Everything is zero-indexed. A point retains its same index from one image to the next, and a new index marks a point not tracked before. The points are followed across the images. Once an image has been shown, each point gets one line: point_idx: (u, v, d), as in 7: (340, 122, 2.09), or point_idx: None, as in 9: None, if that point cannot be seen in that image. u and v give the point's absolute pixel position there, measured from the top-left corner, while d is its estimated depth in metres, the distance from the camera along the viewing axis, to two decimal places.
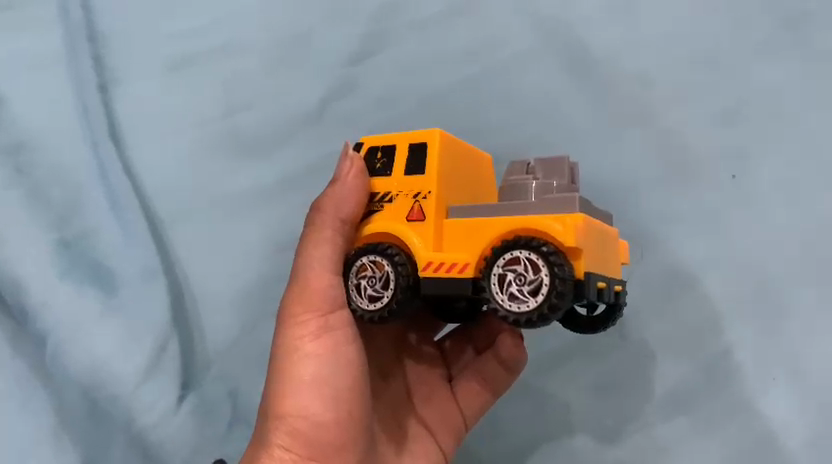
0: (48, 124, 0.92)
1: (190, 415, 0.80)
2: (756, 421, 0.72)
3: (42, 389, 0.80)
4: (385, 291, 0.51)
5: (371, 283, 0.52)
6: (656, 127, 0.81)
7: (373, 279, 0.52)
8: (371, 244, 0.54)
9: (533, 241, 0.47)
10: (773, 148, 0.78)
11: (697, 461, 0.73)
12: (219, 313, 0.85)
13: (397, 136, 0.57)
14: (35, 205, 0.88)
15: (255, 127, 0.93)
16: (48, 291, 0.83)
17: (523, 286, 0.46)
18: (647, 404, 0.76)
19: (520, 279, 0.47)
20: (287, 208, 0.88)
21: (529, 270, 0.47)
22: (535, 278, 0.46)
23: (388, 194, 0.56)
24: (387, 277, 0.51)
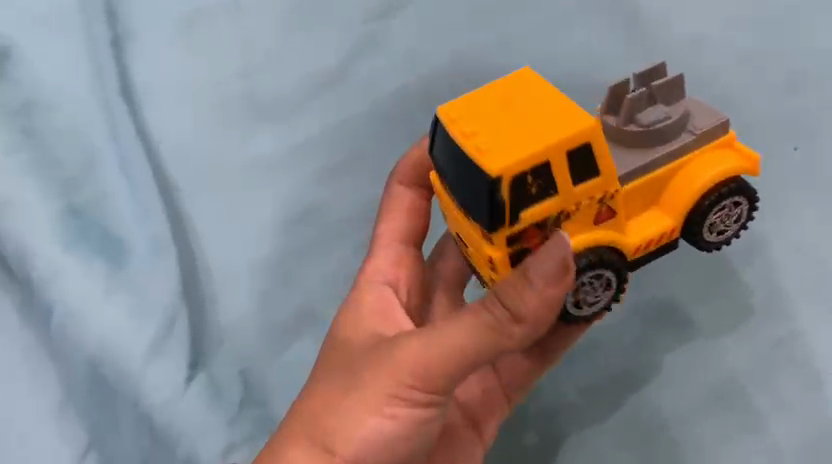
0: (58, 83, 0.87)
1: (198, 397, 0.76)
2: (797, 404, 0.71)
3: (48, 364, 0.76)
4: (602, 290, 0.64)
5: (591, 290, 0.63)
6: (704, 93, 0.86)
7: (590, 289, 0.63)
8: (586, 256, 0.60)
9: (732, 190, 0.63)
10: (814, 118, 0.83)
11: None
12: (231, 288, 0.81)
13: (549, 149, 0.54)
14: (41, 169, 0.83)
15: (272, 90, 0.89)
16: (57, 261, 0.79)
17: (730, 219, 0.66)
18: (693, 390, 0.73)
19: (726, 216, 0.65)
20: (304, 176, 0.85)
21: (732, 208, 0.65)
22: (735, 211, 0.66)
23: (561, 213, 0.58)
24: (609, 281, 0.62)
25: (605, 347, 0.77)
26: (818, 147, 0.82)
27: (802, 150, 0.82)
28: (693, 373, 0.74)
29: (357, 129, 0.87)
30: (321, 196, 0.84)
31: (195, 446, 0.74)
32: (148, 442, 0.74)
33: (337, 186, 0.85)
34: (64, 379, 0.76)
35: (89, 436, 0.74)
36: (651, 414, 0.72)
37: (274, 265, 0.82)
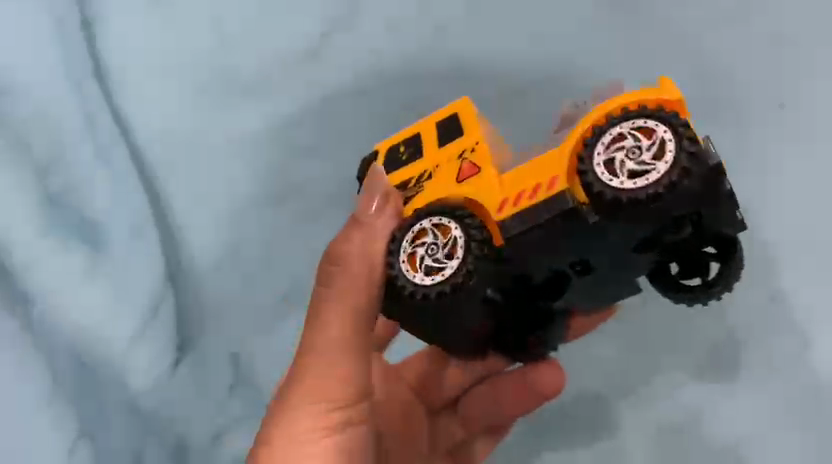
0: (29, 63, 0.84)
1: (186, 380, 0.77)
2: (765, 365, 0.75)
3: (32, 353, 0.74)
4: (656, 163, 0.45)
5: (631, 154, 0.46)
6: (692, 49, 0.84)
7: (634, 150, 0.46)
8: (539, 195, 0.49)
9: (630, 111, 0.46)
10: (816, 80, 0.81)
11: (733, 426, 0.75)
12: (216, 272, 0.81)
13: (414, 127, 0.60)
14: (15, 155, 0.81)
15: (252, 66, 0.87)
16: (37, 248, 0.77)
17: (637, 156, 0.45)
18: (670, 363, 0.78)
19: (633, 149, 0.46)
20: (287, 152, 0.84)
21: (642, 139, 0.45)
22: (651, 142, 0.45)
23: (425, 174, 0.56)
24: (645, 172, 0.45)
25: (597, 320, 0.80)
26: (804, 104, 0.80)
27: (787, 108, 0.81)
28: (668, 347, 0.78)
29: (340, 104, 0.86)
30: (307, 174, 0.84)
31: (186, 429, 0.76)
32: (141, 427, 0.76)
33: (321, 164, 0.84)
34: (49, 368, 0.74)
35: (83, 425, 0.74)
36: (621, 383, 0.79)
37: (263, 244, 0.82)
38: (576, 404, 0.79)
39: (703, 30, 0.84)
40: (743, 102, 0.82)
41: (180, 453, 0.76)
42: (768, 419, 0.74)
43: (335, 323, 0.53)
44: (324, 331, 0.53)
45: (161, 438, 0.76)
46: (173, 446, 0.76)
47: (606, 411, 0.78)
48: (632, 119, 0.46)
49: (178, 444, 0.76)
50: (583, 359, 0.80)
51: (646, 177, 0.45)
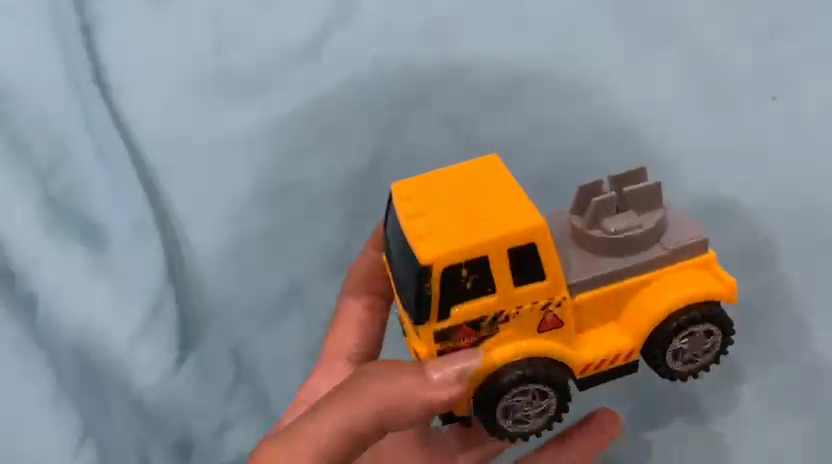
0: (29, 71, 0.87)
1: (190, 377, 0.75)
2: (766, 347, 0.75)
3: (35, 357, 0.75)
4: (531, 417, 0.57)
5: (524, 408, 0.57)
6: (674, 48, 0.91)
7: (526, 407, 0.57)
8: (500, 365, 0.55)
9: (532, 370, 0.55)
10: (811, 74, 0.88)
11: (757, 434, 0.71)
12: (218, 271, 0.80)
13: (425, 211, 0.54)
14: (16, 161, 0.82)
15: (247, 67, 0.90)
16: (39, 251, 0.78)
17: (530, 409, 0.57)
18: None
19: (528, 403, 0.56)
20: (285, 149, 0.86)
21: (536, 396, 0.56)
22: (542, 403, 0.57)
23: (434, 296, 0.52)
24: (543, 408, 0.57)
25: None
26: (795, 96, 0.87)
27: (779, 100, 0.87)
28: None
29: (337, 101, 0.88)
30: (307, 169, 0.85)
31: (189, 426, 0.74)
32: (145, 424, 0.73)
33: (321, 160, 0.85)
34: (53, 369, 0.74)
35: (83, 423, 0.73)
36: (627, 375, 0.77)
37: (265, 239, 0.82)
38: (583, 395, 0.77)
39: (696, 28, 0.92)
40: (735, 95, 0.88)
41: (184, 451, 0.73)
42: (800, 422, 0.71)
43: (324, 447, 0.53)
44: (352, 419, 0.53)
45: (163, 439, 0.73)
46: (176, 444, 0.73)
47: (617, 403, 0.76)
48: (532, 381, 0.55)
49: (180, 443, 0.73)
50: None
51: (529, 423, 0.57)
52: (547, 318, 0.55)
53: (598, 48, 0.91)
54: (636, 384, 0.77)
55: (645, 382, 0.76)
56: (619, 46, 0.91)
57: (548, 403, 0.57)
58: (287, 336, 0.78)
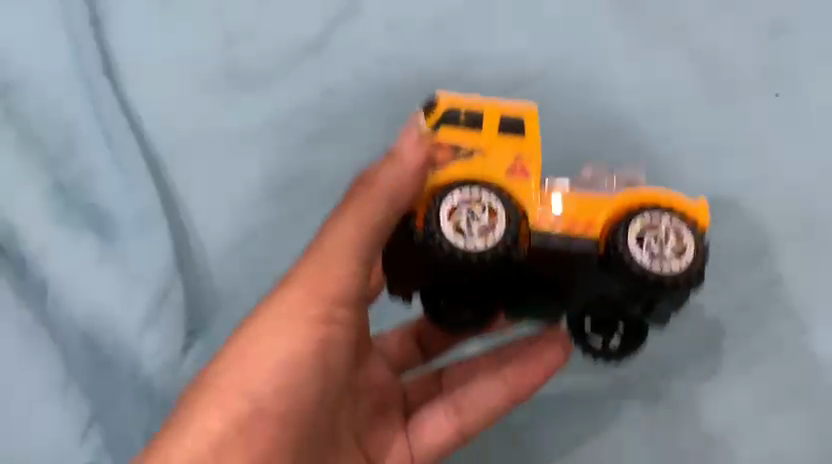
0: (34, 60, 0.87)
1: (198, 365, 0.77)
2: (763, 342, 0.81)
3: (45, 344, 0.76)
4: (468, 233, 0.59)
5: (468, 217, 0.60)
6: (683, 44, 0.90)
7: (470, 215, 0.60)
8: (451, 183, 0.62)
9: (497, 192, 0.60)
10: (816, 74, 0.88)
11: (729, 405, 0.80)
12: (226, 260, 0.82)
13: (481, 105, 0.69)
14: (25, 150, 0.83)
15: (256, 58, 0.90)
16: (47, 238, 0.78)
17: (472, 221, 0.60)
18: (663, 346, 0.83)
19: (471, 216, 0.60)
20: (292, 141, 0.87)
21: (481, 211, 0.60)
22: (481, 217, 0.60)
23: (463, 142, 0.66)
24: (490, 207, 0.60)
25: None
26: (799, 93, 0.88)
27: (782, 96, 0.88)
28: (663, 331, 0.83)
29: (345, 93, 0.89)
30: (312, 164, 0.86)
31: None
32: (153, 409, 0.76)
33: (325, 155, 0.87)
34: (62, 353, 0.76)
35: (93, 409, 0.75)
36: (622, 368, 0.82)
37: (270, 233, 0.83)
38: (584, 385, 0.83)
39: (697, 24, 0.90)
40: (742, 91, 0.88)
41: None
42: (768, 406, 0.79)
43: (333, 288, 0.65)
44: (341, 273, 0.65)
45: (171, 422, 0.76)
46: None
47: (611, 389, 0.82)
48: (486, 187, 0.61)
49: None
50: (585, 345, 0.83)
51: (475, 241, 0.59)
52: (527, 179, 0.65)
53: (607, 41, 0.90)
54: (628, 375, 0.82)
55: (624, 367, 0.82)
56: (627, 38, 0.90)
57: (494, 219, 0.60)
58: None
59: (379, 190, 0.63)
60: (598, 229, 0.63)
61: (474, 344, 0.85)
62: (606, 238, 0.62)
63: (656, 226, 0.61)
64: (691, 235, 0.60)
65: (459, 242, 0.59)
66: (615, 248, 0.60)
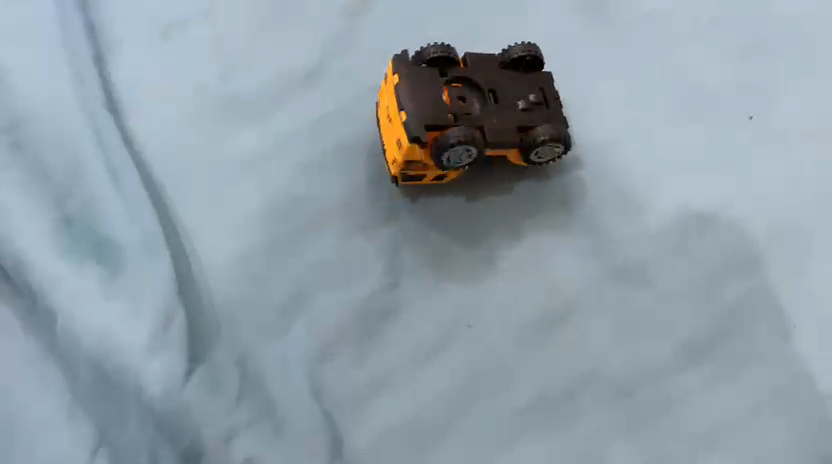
0: (42, 98, 0.93)
1: (201, 385, 0.79)
2: (750, 345, 0.85)
3: (54, 367, 0.79)
4: (465, 156, 0.83)
5: (455, 152, 0.82)
6: (644, 75, 1.01)
7: (456, 151, 0.82)
8: (442, 136, 0.81)
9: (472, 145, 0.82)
10: (771, 99, 0.99)
11: (720, 407, 0.82)
12: (226, 282, 0.85)
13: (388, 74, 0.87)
14: (33, 182, 0.87)
15: (253, 91, 0.97)
16: (57, 268, 0.82)
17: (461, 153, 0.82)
18: (658, 355, 0.84)
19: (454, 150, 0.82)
20: (290, 168, 0.92)
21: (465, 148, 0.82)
22: (471, 151, 0.83)
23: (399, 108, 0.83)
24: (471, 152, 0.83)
25: (581, 316, 0.86)
26: (768, 115, 0.97)
27: (755, 119, 0.97)
28: (655, 338, 0.85)
29: (338, 122, 0.96)
30: (307, 189, 0.91)
31: (202, 431, 0.77)
32: (159, 431, 0.77)
33: (320, 180, 0.92)
34: (71, 380, 0.78)
35: (98, 429, 0.76)
36: (616, 375, 0.83)
37: (269, 255, 0.87)
38: (579, 390, 0.83)
39: (655, 55, 1.02)
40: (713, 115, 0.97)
41: (193, 456, 0.76)
42: (759, 408, 0.82)
43: None
44: None
45: (174, 440, 0.76)
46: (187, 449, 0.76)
47: (606, 397, 0.82)
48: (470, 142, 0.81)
49: (193, 447, 0.76)
50: (578, 347, 0.84)
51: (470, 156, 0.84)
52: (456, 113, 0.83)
53: (579, 71, 1.01)
54: (622, 383, 0.83)
55: (622, 376, 0.83)
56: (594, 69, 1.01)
57: (473, 151, 0.83)
58: (291, 346, 0.83)
59: (409, 62, 0.87)
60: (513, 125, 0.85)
61: (457, 344, 0.84)
62: (507, 63, 0.89)
63: (530, 47, 0.90)
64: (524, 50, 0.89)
65: (474, 92, 0.86)
66: (508, 58, 0.89)
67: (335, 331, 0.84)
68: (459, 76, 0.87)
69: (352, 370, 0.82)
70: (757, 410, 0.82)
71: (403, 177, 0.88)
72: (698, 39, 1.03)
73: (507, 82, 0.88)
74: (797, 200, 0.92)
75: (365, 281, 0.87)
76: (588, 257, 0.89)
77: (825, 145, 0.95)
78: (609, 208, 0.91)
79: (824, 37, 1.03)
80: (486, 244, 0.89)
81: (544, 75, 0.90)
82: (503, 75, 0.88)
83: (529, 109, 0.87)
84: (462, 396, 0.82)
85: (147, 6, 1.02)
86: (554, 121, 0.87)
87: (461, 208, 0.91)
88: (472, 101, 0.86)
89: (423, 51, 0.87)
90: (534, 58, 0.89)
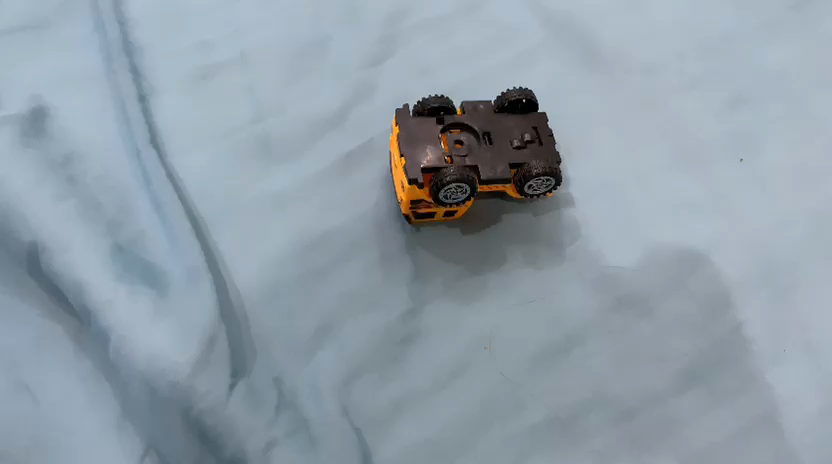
0: (93, 137, 1.02)
1: (242, 402, 0.86)
2: (744, 369, 0.92)
3: (105, 384, 0.86)
4: (462, 194, 0.92)
5: (451, 190, 0.91)
6: (644, 120, 1.10)
7: (451, 190, 0.91)
8: (435, 177, 0.91)
9: (463, 184, 0.90)
10: (759, 144, 1.08)
11: (717, 426, 0.89)
12: (262, 307, 0.93)
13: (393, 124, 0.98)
14: (86, 214, 0.95)
15: (284, 132, 1.06)
16: (109, 292, 0.89)
17: (457, 192, 0.91)
18: (658, 379, 0.92)
19: (449, 190, 0.91)
20: (320, 203, 1.01)
21: (458, 187, 0.91)
22: (464, 189, 0.91)
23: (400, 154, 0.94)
24: (465, 189, 0.91)
25: (587, 341, 0.94)
26: (757, 159, 1.07)
27: (744, 162, 1.06)
28: (655, 362, 0.93)
29: (363, 160, 1.05)
30: (334, 223, 0.99)
31: (242, 445, 0.84)
32: (202, 444, 0.83)
33: (346, 214, 1.00)
34: (121, 396, 0.85)
35: (147, 442, 0.83)
36: (619, 398, 0.91)
37: (300, 284, 0.95)
38: (585, 411, 0.90)
39: (652, 102, 1.12)
40: (706, 159, 1.07)
41: None
42: (754, 427, 0.89)
43: None
44: None
45: (216, 452, 0.83)
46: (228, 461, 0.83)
47: (609, 418, 0.89)
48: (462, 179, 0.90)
49: (233, 459, 0.83)
50: (584, 372, 0.92)
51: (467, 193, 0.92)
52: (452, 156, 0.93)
53: (584, 117, 1.10)
54: (625, 405, 0.90)
55: (625, 398, 0.91)
56: (597, 114, 1.10)
57: (467, 189, 0.91)
58: (320, 368, 0.90)
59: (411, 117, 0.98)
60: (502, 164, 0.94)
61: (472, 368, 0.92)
62: (502, 107, 0.99)
63: (525, 91, 1.00)
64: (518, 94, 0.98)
65: (471, 134, 0.96)
66: (504, 102, 0.99)
67: (358, 356, 0.91)
68: (458, 121, 0.96)
69: (377, 391, 0.89)
70: (752, 429, 0.89)
71: (414, 215, 0.98)
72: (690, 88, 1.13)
73: (503, 124, 0.97)
74: (783, 237, 1.01)
75: (388, 309, 0.94)
76: (594, 287, 0.97)
77: (807, 187, 1.04)
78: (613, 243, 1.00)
79: (805, 88, 1.13)
80: (498, 276, 0.98)
81: (538, 116, 0.99)
82: (500, 118, 0.98)
83: (523, 146, 0.95)
84: (477, 416, 0.89)
85: (186, 52, 1.12)
86: (546, 157, 0.95)
87: (474, 242, 1.00)
88: (468, 142, 0.95)
89: (425, 103, 0.99)
90: (529, 101, 0.99)
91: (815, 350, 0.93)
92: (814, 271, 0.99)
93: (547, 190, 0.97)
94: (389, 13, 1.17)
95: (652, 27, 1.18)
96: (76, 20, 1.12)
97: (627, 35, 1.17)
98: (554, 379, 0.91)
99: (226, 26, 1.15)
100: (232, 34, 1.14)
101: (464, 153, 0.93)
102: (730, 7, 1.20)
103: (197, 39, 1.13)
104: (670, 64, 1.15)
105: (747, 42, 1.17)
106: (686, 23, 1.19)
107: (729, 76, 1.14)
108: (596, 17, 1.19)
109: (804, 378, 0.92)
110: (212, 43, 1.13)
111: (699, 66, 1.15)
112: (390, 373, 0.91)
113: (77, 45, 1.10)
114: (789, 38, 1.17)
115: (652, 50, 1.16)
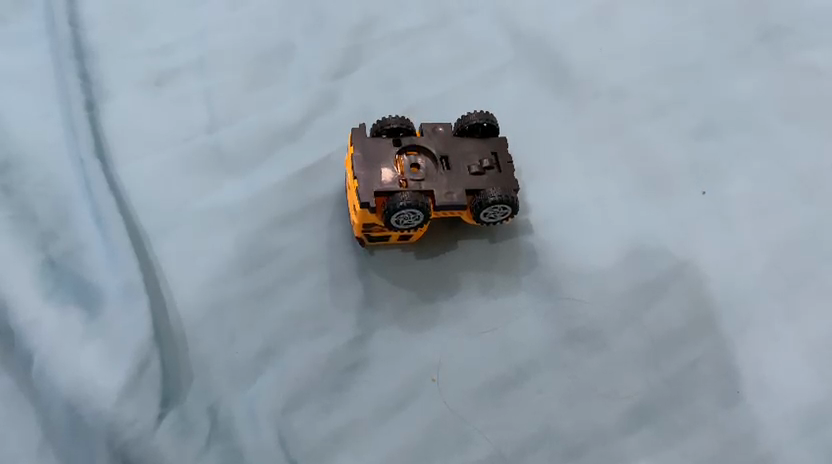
0: (34, 141, 0.97)
1: (171, 431, 0.82)
2: (695, 411, 0.90)
3: (29, 407, 0.81)
4: (417, 219, 0.89)
5: (404, 215, 0.88)
6: (610, 145, 1.08)
7: (404, 214, 0.88)
8: (388, 201, 0.87)
9: (418, 210, 0.87)
10: (723, 176, 1.06)
11: None
12: (201, 329, 0.89)
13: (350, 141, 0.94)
14: (20, 225, 0.90)
15: (236, 145, 1.02)
16: (38, 311, 0.84)
17: (411, 217, 0.88)
18: (608, 416, 0.89)
19: (402, 215, 0.88)
20: (271, 220, 0.97)
21: (412, 212, 0.87)
22: (419, 214, 0.88)
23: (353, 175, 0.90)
24: (419, 214, 0.88)
25: (539, 375, 0.91)
26: (721, 191, 1.05)
27: (708, 194, 1.04)
28: (606, 400, 0.90)
29: (319, 176, 1.01)
30: (282, 242, 0.96)
31: None
32: None
33: (295, 233, 0.96)
34: (43, 421, 0.81)
35: None
36: (566, 436, 0.88)
37: (243, 306, 0.91)
38: (532, 449, 0.87)
39: (618, 128, 1.09)
40: (669, 189, 1.04)
41: None
42: None
43: None
44: None
45: None
46: None
47: (556, 458, 0.87)
48: (416, 205, 0.86)
49: None
50: (532, 408, 0.89)
51: (420, 218, 0.89)
52: (407, 179, 0.89)
53: (549, 140, 1.07)
54: (573, 443, 0.88)
55: (574, 437, 0.88)
56: (562, 137, 1.08)
57: (421, 214, 0.88)
58: (259, 394, 0.86)
59: (368, 136, 0.94)
60: (460, 191, 0.91)
61: (421, 399, 0.88)
62: (463, 129, 0.96)
63: (487, 114, 0.97)
64: (479, 117, 0.95)
65: (428, 157, 0.93)
66: (465, 125, 0.96)
67: (302, 381, 0.88)
68: (415, 143, 0.93)
69: (316, 422, 0.86)
70: None
71: (367, 238, 0.94)
72: (657, 114, 1.11)
73: (463, 148, 0.94)
74: (743, 273, 0.99)
75: (334, 334, 0.91)
76: (548, 319, 0.94)
77: (769, 222, 1.03)
78: (570, 272, 0.97)
79: (773, 120, 1.11)
80: (450, 303, 0.94)
81: (500, 141, 0.96)
82: (460, 142, 0.95)
83: (481, 172, 0.92)
84: (420, 451, 0.85)
85: (141, 55, 1.07)
86: (504, 184, 0.92)
87: (429, 267, 0.96)
88: (425, 166, 0.92)
89: (384, 121, 0.95)
90: (490, 125, 0.96)
91: (770, 392, 0.91)
92: (772, 308, 0.96)
93: (505, 218, 0.94)
94: (357, 23, 1.14)
95: (623, 50, 1.16)
96: (26, 17, 1.07)
97: (596, 57, 1.15)
98: (502, 414, 0.88)
99: (184, 29, 1.10)
100: (189, 38, 1.10)
101: (420, 177, 0.90)
102: (704, 33, 1.18)
103: (152, 42, 1.09)
104: (639, 88, 1.13)
105: (716, 71, 1.15)
106: (659, 48, 1.17)
107: (697, 104, 1.12)
108: (568, 37, 1.16)
109: (756, 421, 0.90)
110: (169, 47, 1.09)
111: (667, 93, 1.13)
112: (332, 402, 0.87)
113: (25, 44, 1.05)
114: (759, 68, 1.16)
115: (622, 74, 1.14)
